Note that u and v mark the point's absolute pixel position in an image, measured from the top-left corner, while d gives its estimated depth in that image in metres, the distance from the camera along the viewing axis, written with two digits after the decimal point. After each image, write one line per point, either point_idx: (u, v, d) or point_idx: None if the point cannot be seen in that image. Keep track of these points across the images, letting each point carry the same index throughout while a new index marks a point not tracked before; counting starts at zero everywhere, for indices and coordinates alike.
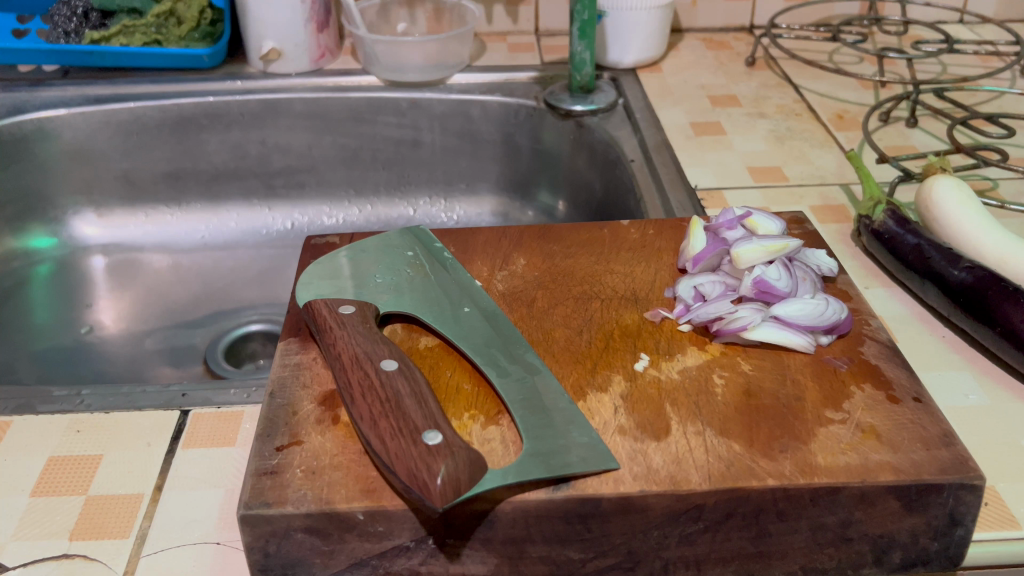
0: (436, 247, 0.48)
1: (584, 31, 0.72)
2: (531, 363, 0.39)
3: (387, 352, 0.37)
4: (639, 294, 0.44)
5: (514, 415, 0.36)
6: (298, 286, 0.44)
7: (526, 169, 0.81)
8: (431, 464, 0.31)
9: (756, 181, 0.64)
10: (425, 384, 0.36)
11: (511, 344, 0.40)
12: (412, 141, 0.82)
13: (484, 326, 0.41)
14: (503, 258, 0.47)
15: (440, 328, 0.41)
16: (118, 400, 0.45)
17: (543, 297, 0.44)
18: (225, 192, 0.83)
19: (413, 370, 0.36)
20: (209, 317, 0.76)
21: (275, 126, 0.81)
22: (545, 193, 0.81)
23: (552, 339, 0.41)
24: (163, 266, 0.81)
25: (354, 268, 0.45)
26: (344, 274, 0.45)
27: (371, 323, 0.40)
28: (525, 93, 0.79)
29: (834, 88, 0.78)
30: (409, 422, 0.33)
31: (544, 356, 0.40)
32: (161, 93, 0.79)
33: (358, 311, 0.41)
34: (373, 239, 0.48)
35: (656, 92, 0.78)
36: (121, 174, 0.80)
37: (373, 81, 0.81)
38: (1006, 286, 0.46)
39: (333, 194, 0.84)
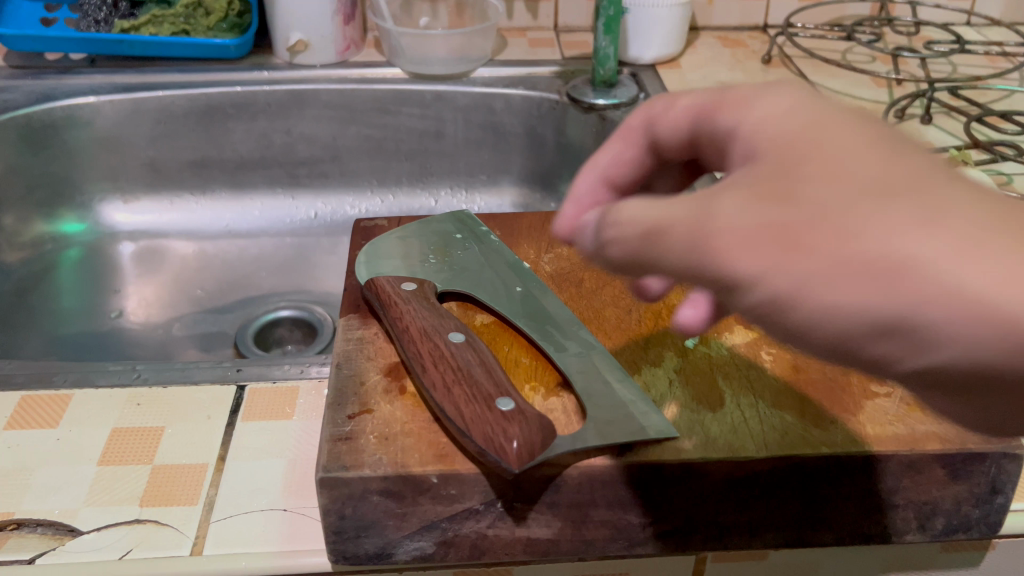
0: (483, 229, 0.49)
1: (609, 26, 0.74)
2: (586, 340, 0.41)
3: (452, 327, 0.39)
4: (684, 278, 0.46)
5: (576, 387, 0.37)
6: (356, 267, 0.45)
7: (548, 162, 0.83)
8: (506, 429, 0.33)
9: None
10: (491, 356, 0.37)
11: (565, 322, 0.42)
12: (436, 133, 0.83)
13: (537, 305, 0.43)
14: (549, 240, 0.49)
15: (496, 306, 0.42)
16: (174, 375, 0.47)
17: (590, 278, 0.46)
18: (250, 181, 0.85)
19: (479, 343, 0.38)
20: (237, 304, 0.78)
21: (301, 117, 0.82)
22: (568, 185, 0.82)
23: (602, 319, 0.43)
24: (188, 254, 0.82)
25: (407, 248, 0.47)
26: (398, 255, 0.46)
27: (432, 300, 0.41)
28: (548, 87, 0.81)
29: (849, 85, 0.79)
30: (482, 390, 0.35)
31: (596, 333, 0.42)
32: (188, 82, 0.80)
33: (418, 288, 0.42)
34: (420, 221, 0.49)
35: (676, 87, 0.80)
36: (148, 161, 0.81)
37: (398, 74, 0.82)
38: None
39: (356, 184, 0.86)
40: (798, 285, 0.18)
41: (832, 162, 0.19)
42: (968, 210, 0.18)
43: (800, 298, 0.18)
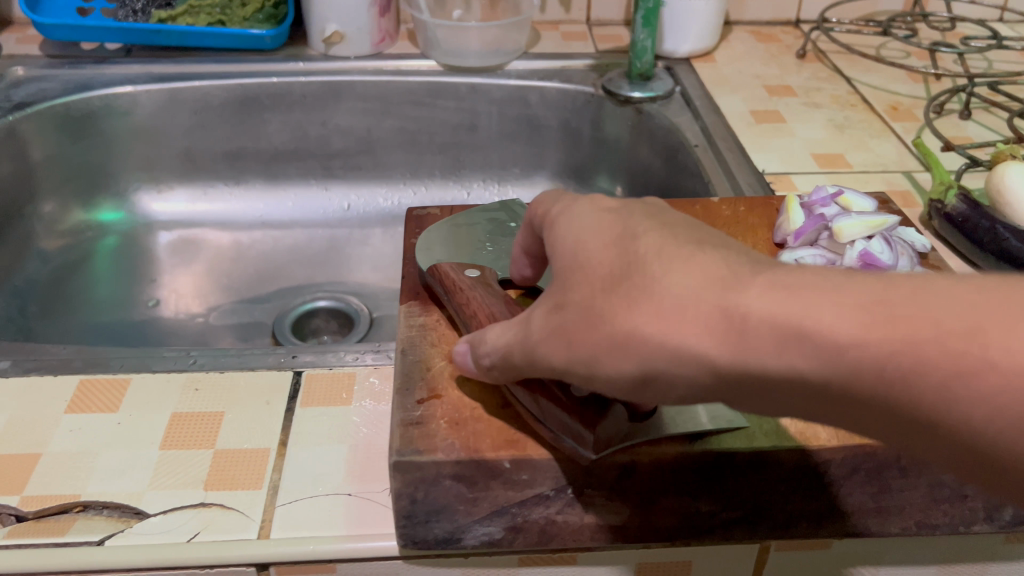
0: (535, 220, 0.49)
1: (648, 19, 0.74)
2: None
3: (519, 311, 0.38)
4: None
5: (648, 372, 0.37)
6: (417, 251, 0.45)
7: (582, 156, 0.83)
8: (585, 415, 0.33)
9: (821, 167, 0.66)
10: None
11: None
12: (470, 126, 0.83)
13: None
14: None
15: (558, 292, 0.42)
16: (230, 361, 0.47)
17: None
18: (284, 172, 0.85)
19: None
20: (272, 294, 0.78)
21: (336, 109, 0.82)
22: (603, 179, 0.82)
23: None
24: (222, 244, 0.82)
25: (465, 236, 0.47)
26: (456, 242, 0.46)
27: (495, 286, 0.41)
28: (583, 80, 0.81)
29: (886, 80, 0.79)
30: None
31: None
32: (225, 73, 0.80)
33: (481, 275, 0.42)
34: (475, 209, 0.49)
35: (712, 81, 0.80)
36: (184, 151, 0.81)
37: (433, 66, 0.82)
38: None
39: (389, 176, 0.86)
40: (590, 354, 0.27)
41: (581, 271, 0.29)
42: (671, 288, 0.26)
43: (590, 365, 0.28)
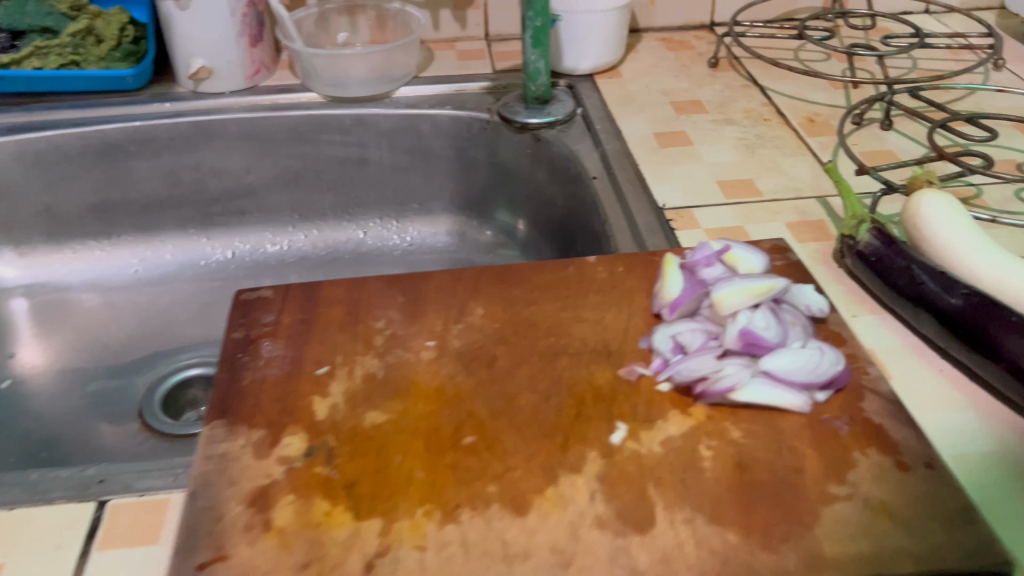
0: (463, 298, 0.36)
1: (538, 39, 0.67)
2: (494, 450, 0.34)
3: None
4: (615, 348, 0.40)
5: None
6: None
7: (481, 186, 0.76)
8: None
9: (727, 198, 0.60)
10: None
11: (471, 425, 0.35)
12: (359, 160, 0.76)
13: None
14: (461, 303, 0.42)
15: None
16: (23, 493, 0.40)
17: (506, 351, 0.39)
18: (159, 223, 0.77)
19: None
20: (146, 359, 0.70)
21: (210, 149, 0.74)
22: (503, 211, 0.75)
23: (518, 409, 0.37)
24: (95, 306, 0.74)
25: None
26: None
27: None
28: (477, 105, 0.74)
29: (802, 89, 0.73)
30: None
31: (515, 429, 0.35)
32: (82, 120, 0.72)
33: None
34: None
35: (617, 99, 0.73)
36: (43, 207, 0.74)
37: (314, 98, 0.75)
38: (1007, 315, 0.42)
39: (276, 219, 0.79)
40: None
41: None
42: None
43: None
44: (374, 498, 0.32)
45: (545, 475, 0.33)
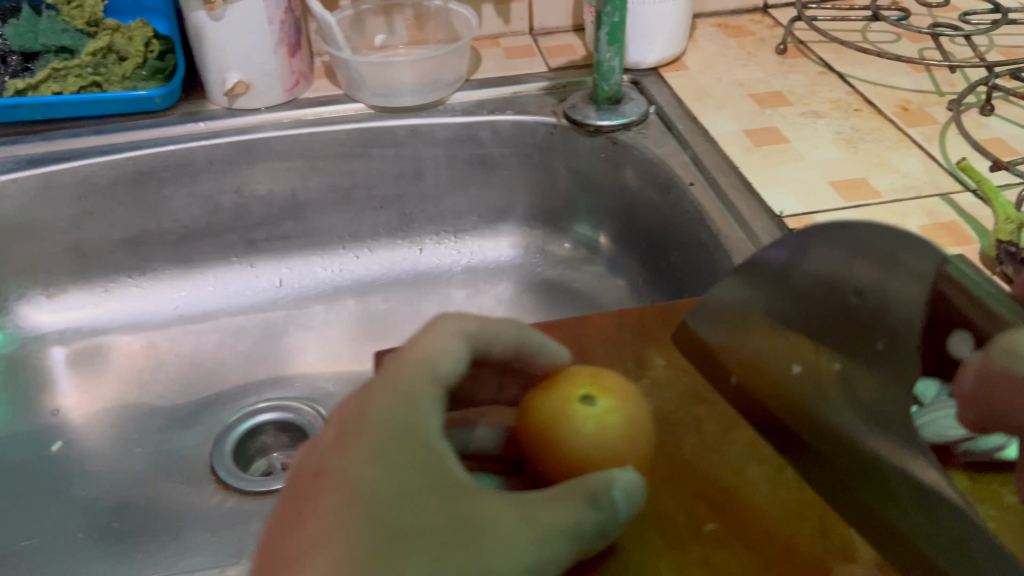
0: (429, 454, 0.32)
1: (614, 36, 0.62)
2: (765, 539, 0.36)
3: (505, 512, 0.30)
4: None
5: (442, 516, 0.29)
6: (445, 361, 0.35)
7: (558, 198, 0.71)
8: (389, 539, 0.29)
9: (846, 200, 0.56)
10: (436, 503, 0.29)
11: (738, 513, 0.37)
12: (414, 174, 0.71)
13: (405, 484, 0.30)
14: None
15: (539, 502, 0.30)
16: None
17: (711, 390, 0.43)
18: (198, 251, 0.71)
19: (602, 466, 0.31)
20: (191, 413, 0.65)
21: (252, 172, 0.69)
22: (584, 224, 0.71)
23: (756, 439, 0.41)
24: (129, 371, 0.67)
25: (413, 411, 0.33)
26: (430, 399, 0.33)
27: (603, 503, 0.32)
28: (540, 108, 0.69)
29: (884, 74, 0.69)
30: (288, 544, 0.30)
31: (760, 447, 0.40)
32: (110, 146, 0.66)
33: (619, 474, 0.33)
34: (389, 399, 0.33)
35: (690, 94, 0.69)
36: (72, 245, 0.67)
37: (362, 109, 0.70)
38: None
39: (325, 241, 0.73)
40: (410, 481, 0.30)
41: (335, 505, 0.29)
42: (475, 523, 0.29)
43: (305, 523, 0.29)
44: (679, 552, 0.35)
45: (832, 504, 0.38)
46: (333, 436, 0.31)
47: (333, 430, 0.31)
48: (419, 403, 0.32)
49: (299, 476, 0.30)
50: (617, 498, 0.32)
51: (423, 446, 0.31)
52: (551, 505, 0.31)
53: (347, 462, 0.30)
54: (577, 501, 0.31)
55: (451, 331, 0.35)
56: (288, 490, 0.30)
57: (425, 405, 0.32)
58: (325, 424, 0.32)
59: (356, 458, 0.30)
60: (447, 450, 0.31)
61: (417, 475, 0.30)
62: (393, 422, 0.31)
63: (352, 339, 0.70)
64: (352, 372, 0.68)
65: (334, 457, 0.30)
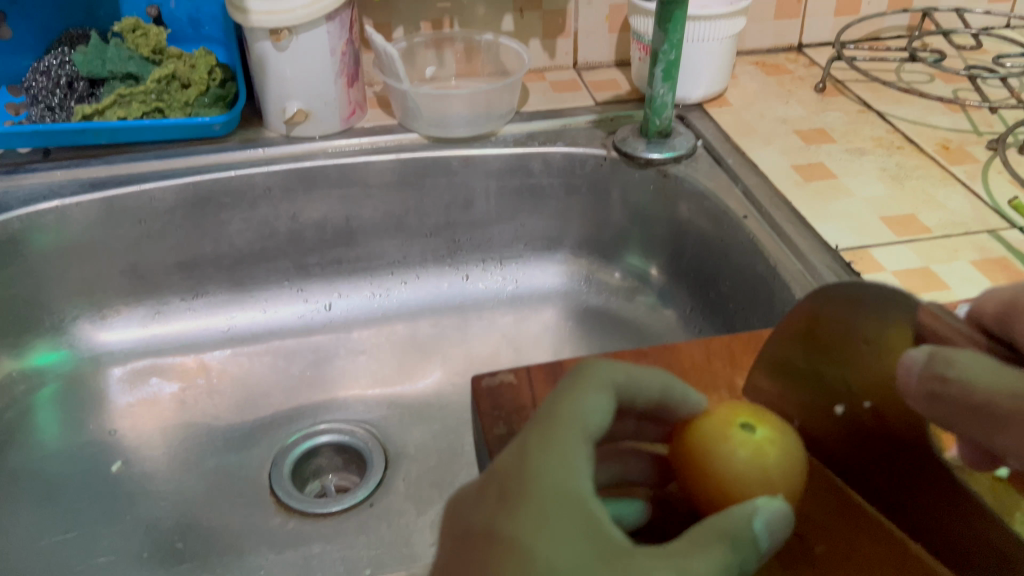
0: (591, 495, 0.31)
1: (669, 72, 0.64)
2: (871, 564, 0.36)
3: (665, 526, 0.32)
4: (839, 380, 0.39)
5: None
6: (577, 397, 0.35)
7: (609, 229, 0.73)
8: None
9: (899, 235, 0.58)
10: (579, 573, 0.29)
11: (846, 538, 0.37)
12: (465, 203, 0.73)
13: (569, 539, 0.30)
14: (503, 415, 0.41)
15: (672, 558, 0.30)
16: None
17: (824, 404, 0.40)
18: (251, 276, 0.72)
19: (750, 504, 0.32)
20: (248, 435, 0.66)
21: (308, 199, 0.70)
22: (634, 255, 0.73)
23: (873, 460, 0.38)
24: (181, 392, 0.68)
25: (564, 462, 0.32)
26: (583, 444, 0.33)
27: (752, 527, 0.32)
28: (590, 141, 0.71)
29: (922, 114, 0.72)
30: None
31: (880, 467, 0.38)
32: (171, 170, 0.67)
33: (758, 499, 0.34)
34: (545, 430, 0.33)
35: (735, 130, 0.71)
36: (129, 268, 0.68)
37: (417, 138, 0.72)
38: None
39: (375, 268, 0.74)
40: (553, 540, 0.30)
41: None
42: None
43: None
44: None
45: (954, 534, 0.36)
46: (495, 497, 0.31)
47: (494, 491, 0.31)
48: (572, 458, 0.32)
49: (465, 539, 0.31)
50: (759, 532, 0.32)
51: (576, 502, 0.31)
52: (700, 552, 0.30)
53: (515, 527, 0.30)
54: (722, 544, 0.31)
55: (603, 378, 0.36)
56: (455, 552, 0.31)
57: (576, 461, 0.32)
58: (484, 480, 0.32)
59: (522, 525, 0.30)
60: (595, 510, 0.31)
61: (578, 534, 0.30)
62: (552, 483, 0.31)
63: (402, 363, 0.71)
64: (403, 396, 0.69)
65: (501, 521, 0.30)
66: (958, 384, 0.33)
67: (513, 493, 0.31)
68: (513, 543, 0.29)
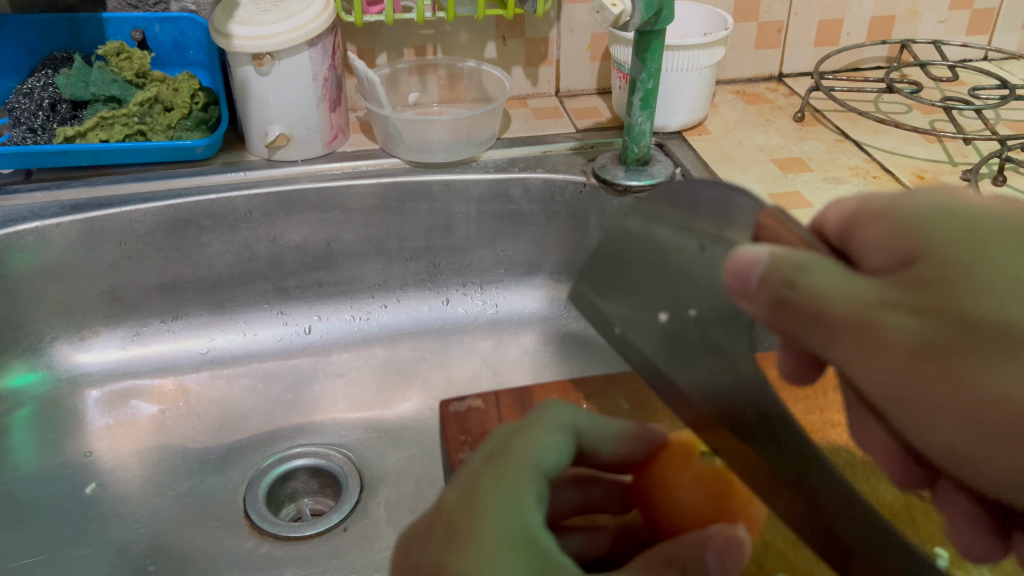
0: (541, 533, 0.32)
1: (647, 101, 0.65)
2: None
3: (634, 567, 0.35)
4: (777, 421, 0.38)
5: None
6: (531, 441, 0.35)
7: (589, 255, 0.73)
8: None
9: None
10: None
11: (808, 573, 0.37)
12: (445, 228, 0.73)
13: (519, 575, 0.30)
14: (468, 440, 0.42)
15: None
16: None
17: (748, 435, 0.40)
18: (231, 298, 0.72)
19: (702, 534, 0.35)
20: (223, 458, 0.66)
21: (288, 222, 0.70)
22: None
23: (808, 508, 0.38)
24: (158, 415, 0.68)
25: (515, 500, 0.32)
26: (534, 485, 0.33)
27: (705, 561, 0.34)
28: (569, 167, 0.72)
29: (899, 144, 0.72)
30: None
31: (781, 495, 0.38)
32: (151, 192, 0.67)
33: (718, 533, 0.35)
34: (495, 472, 0.33)
35: (713, 158, 0.72)
36: (108, 289, 0.68)
37: (398, 164, 0.72)
38: None
39: (355, 291, 0.75)
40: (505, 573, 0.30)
41: None
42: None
43: None
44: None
45: (859, 559, 0.38)
46: (443, 535, 0.31)
47: (443, 532, 0.31)
48: (521, 497, 0.32)
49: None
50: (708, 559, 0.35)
51: (526, 540, 0.31)
52: None
53: (463, 566, 0.30)
54: None
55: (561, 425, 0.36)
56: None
57: (527, 496, 0.33)
58: (433, 525, 0.32)
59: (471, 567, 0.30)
60: (545, 546, 0.31)
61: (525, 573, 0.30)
62: (503, 520, 0.31)
63: (380, 387, 0.71)
64: (381, 420, 0.69)
65: (450, 560, 0.30)
66: (806, 290, 0.30)
67: (464, 532, 0.31)
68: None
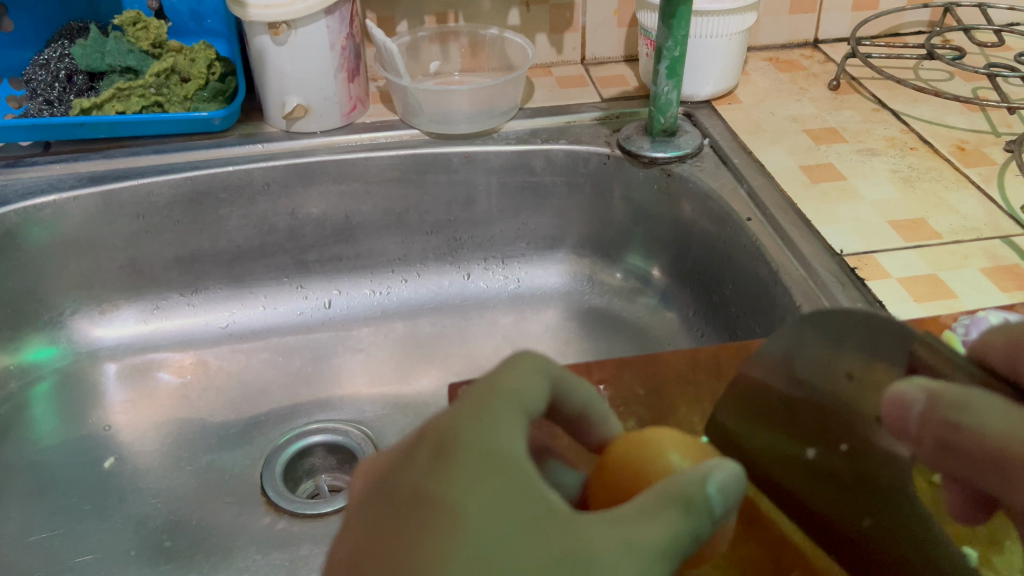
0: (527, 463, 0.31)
1: (674, 70, 0.62)
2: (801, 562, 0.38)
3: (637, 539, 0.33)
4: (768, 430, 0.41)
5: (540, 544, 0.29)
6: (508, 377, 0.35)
7: (611, 228, 0.72)
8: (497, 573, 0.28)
9: (906, 240, 0.56)
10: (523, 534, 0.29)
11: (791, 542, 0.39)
12: (466, 201, 0.71)
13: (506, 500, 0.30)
14: None
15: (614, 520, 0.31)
16: None
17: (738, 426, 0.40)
18: (250, 271, 0.71)
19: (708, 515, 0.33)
20: (241, 433, 0.65)
21: (306, 195, 0.69)
22: (637, 255, 0.71)
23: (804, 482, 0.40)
24: (179, 388, 0.68)
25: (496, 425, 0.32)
26: (516, 421, 0.33)
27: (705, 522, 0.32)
28: (593, 138, 0.70)
29: (938, 113, 0.69)
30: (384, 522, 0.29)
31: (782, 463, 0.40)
32: (168, 165, 0.67)
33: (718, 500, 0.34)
34: (476, 401, 0.33)
35: (744, 129, 0.69)
36: (127, 263, 0.68)
37: (417, 135, 0.71)
38: None
39: (375, 266, 0.74)
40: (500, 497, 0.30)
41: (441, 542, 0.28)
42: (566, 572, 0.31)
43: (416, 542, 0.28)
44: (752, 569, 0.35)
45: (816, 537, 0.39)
46: (425, 455, 0.31)
47: (428, 445, 0.31)
48: (501, 422, 0.32)
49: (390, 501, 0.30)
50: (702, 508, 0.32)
51: (513, 465, 0.31)
52: (642, 520, 0.31)
53: (451, 486, 0.29)
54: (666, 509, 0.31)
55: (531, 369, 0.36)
56: (378, 512, 0.30)
57: (507, 425, 0.32)
58: (414, 439, 0.32)
59: (460, 484, 0.29)
60: (532, 479, 0.31)
61: (507, 502, 0.30)
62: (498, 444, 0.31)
63: (399, 363, 0.70)
64: (399, 396, 0.68)
65: (433, 479, 0.30)
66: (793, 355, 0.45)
67: (450, 449, 0.31)
68: (457, 494, 0.29)
